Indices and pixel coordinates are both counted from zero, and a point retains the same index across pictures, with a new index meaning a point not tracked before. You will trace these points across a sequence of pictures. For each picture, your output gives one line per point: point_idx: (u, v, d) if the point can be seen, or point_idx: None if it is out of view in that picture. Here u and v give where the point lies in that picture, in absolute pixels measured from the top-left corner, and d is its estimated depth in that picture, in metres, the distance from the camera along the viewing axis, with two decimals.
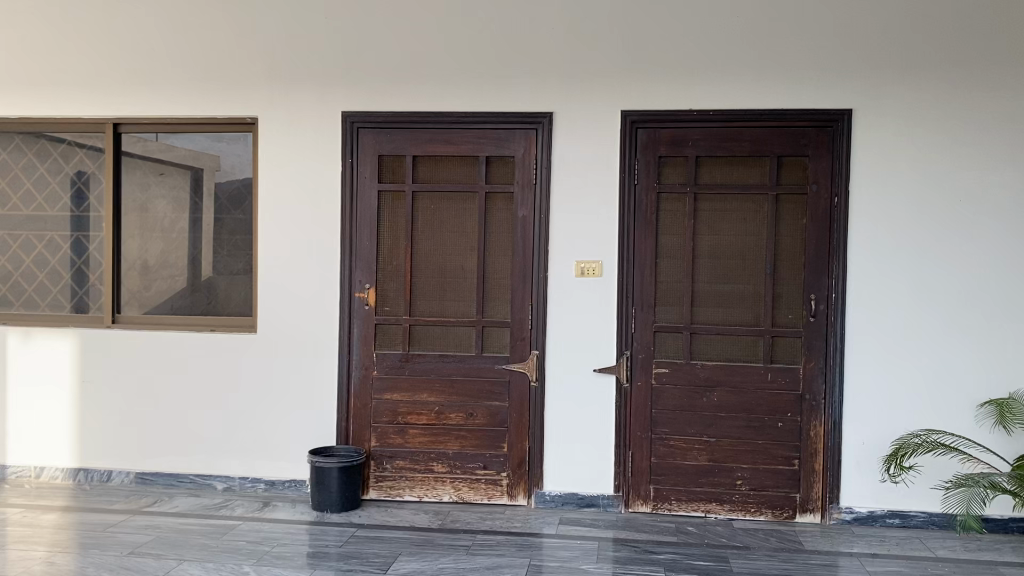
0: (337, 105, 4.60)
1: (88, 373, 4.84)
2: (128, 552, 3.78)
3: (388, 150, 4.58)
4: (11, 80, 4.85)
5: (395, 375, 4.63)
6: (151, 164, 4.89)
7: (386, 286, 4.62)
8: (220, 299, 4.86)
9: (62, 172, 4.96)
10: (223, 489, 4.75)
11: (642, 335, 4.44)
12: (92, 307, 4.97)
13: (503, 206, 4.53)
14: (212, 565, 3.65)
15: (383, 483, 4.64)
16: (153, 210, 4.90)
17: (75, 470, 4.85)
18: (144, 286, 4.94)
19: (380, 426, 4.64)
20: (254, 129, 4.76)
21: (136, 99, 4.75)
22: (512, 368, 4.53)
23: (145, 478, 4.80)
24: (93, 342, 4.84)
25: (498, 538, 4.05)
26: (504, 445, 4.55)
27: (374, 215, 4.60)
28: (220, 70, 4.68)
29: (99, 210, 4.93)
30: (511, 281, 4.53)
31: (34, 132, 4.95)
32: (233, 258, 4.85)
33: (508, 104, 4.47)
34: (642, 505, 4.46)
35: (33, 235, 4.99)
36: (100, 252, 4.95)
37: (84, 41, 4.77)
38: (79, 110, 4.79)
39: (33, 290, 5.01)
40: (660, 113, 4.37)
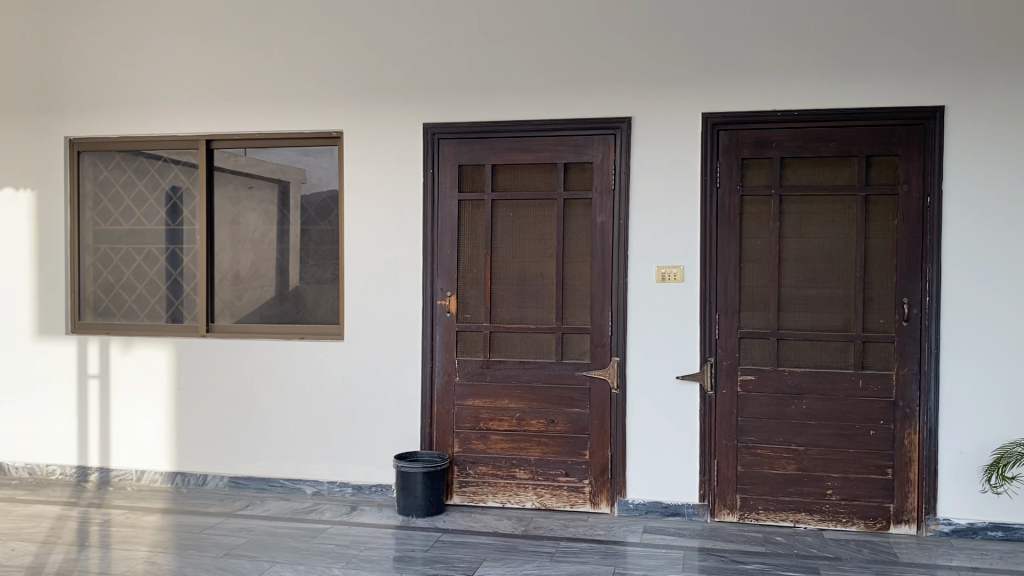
0: (418, 117, 4.68)
1: (184, 380, 5.04)
2: (224, 554, 3.92)
3: (468, 159, 4.63)
4: (113, 101, 5.10)
5: (476, 381, 4.67)
6: (241, 178, 5.07)
7: (466, 293, 4.67)
8: (308, 308, 4.99)
9: (159, 188, 5.19)
10: (311, 493, 4.87)
11: (727, 341, 4.37)
12: (187, 317, 5.17)
13: (582, 213, 4.52)
14: (303, 567, 3.75)
15: (466, 489, 4.68)
16: (244, 223, 5.08)
17: (173, 474, 5.06)
18: (236, 296, 5.11)
19: (462, 432, 4.69)
20: (339, 142, 4.88)
21: (227, 116, 4.94)
22: (593, 375, 4.51)
23: (238, 482, 4.98)
24: (189, 351, 5.04)
25: (582, 546, 4.03)
26: (586, 452, 4.53)
27: (455, 224, 4.65)
28: (305, 86, 4.83)
29: (193, 224, 5.14)
30: (591, 288, 4.51)
31: (133, 150, 5.19)
32: (319, 268, 4.98)
33: (586, 110, 4.46)
34: (728, 514, 4.37)
35: (132, 248, 5.23)
36: (194, 263, 5.15)
37: (178, 62, 4.99)
38: (175, 128, 5.01)
39: (133, 301, 5.25)
40: (742, 115, 4.29)
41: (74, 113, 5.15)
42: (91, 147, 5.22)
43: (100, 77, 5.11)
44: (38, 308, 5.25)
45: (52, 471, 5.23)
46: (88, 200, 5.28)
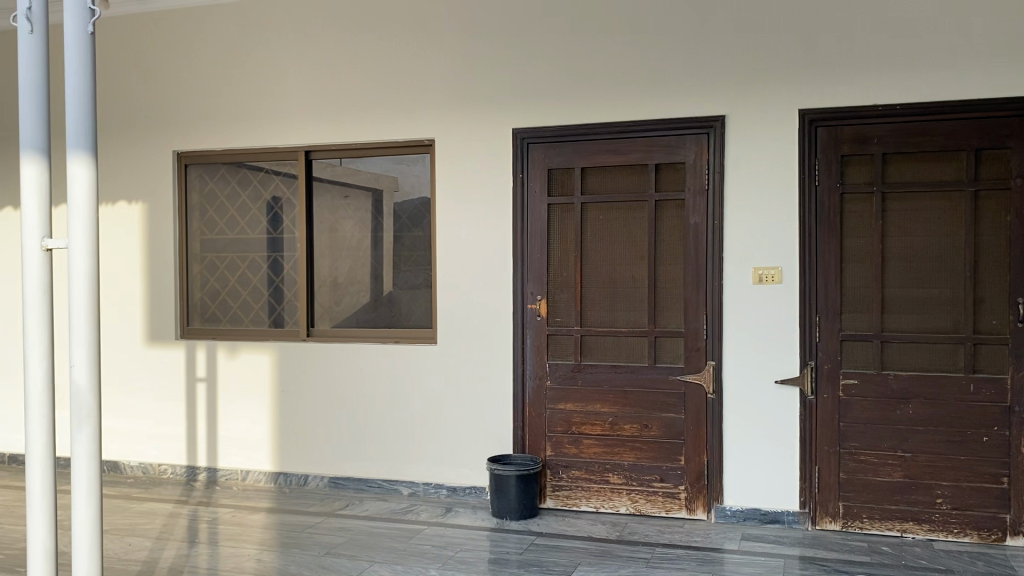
0: (508, 122, 4.71)
1: (285, 383, 5.22)
2: (325, 552, 4.03)
3: (558, 163, 4.63)
4: (218, 116, 5.33)
5: (568, 385, 4.66)
6: (337, 187, 5.21)
7: (557, 296, 4.67)
8: (402, 312, 5.09)
9: (261, 198, 5.39)
10: (408, 494, 4.96)
11: (827, 343, 4.22)
12: (288, 322, 5.35)
13: (675, 214, 4.45)
14: (401, 567, 3.82)
15: (560, 492, 4.68)
16: (341, 231, 5.22)
17: (276, 474, 5.24)
18: (334, 301, 5.26)
19: (555, 436, 4.69)
20: (431, 150, 4.97)
21: (325, 127, 5.09)
22: (688, 380, 4.44)
23: (338, 483, 5.11)
24: (290, 355, 5.22)
25: (678, 552, 3.97)
26: (681, 458, 4.46)
27: (546, 227, 4.66)
28: (398, 96, 4.93)
29: (294, 232, 5.31)
30: (684, 291, 4.44)
31: (237, 162, 5.41)
32: (413, 273, 5.07)
33: (678, 111, 4.40)
34: (831, 523, 4.23)
35: (237, 256, 5.45)
36: (295, 270, 5.32)
37: (278, 77, 5.18)
38: (276, 140, 5.20)
39: (239, 307, 5.46)
40: (841, 111, 4.14)
41: (182, 129, 5.41)
42: (199, 160, 5.46)
43: (206, 94, 5.35)
44: (150, 315, 5.52)
45: (165, 470, 5.50)
46: (196, 211, 5.53)
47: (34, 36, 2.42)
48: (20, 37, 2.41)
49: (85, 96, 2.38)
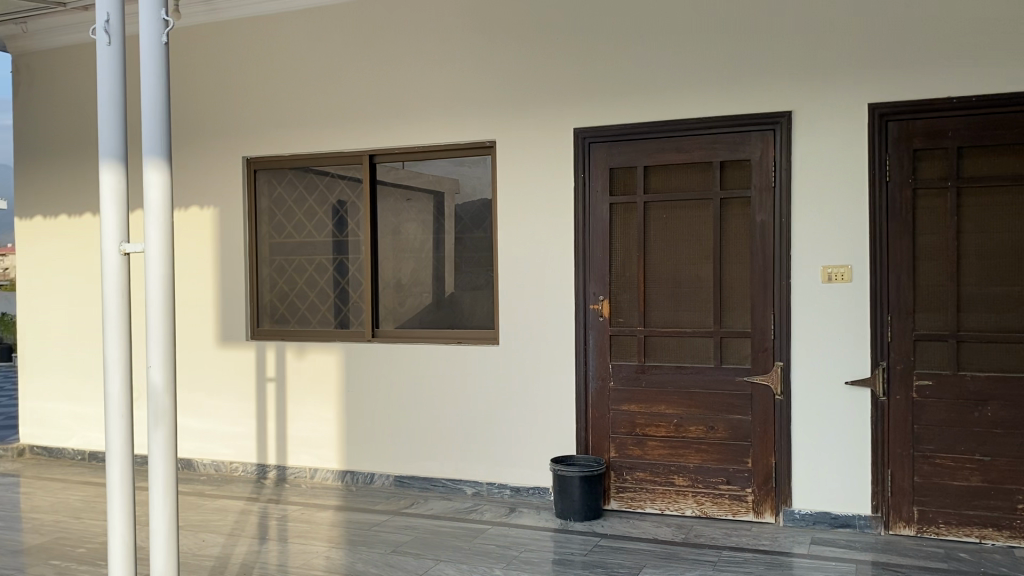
0: (570, 122, 4.70)
1: (352, 384, 5.31)
2: (391, 550, 4.08)
3: (620, 162, 4.61)
4: (285, 122, 5.44)
5: (632, 386, 4.63)
6: (400, 190, 5.27)
7: (620, 297, 4.64)
8: (465, 313, 5.12)
9: (327, 202, 5.49)
10: (472, 494, 4.99)
11: (899, 344, 4.11)
12: (354, 323, 5.43)
13: (740, 213, 4.39)
14: (466, 567, 3.84)
15: (624, 494, 4.65)
16: (404, 233, 5.28)
17: (343, 473, 5.33)
18: (398, 303, 5.31)
19: (618, 437, 4.67)
20: (493, 151, 4.99)
21: (389, 130, 5.16)
22: (755, 381, 4.37)
23: (403, 482, 5.17)
24: (357, 356, 5.30)
25: (745, 556, 3.91)
26: (748, 460, 4.39)
27: (608, 227, 4.64)
28: (461, 98, 4.96)
29: (358, 235, 5.39)
30: (751, 291, 4.37)
31: (304, 167, 5.52)
32: (476, 274, 5.10)
33: (742, 107, 4.34)
34: (904, 528, 4.11)
35: (304, 259, 5.56)
36: (360, 272, 5.41)
37: (343, 82, 5.27)
38: (341, 144, 5.29)
39: (306, 309, 5.57)
40: (913, 104, 4.03)
41: (251, 135, 5.54)
42: (267, 165, 5.59)
43: (273, 101, 5.47)
44: (222, 317, 5.67)
45: (236, 468, 5.64)
46: (265, 215, 5.66)
47: (112, 47, 2.51)
48: (98, 49, 2.50)
49: (160, 105, 2.46)
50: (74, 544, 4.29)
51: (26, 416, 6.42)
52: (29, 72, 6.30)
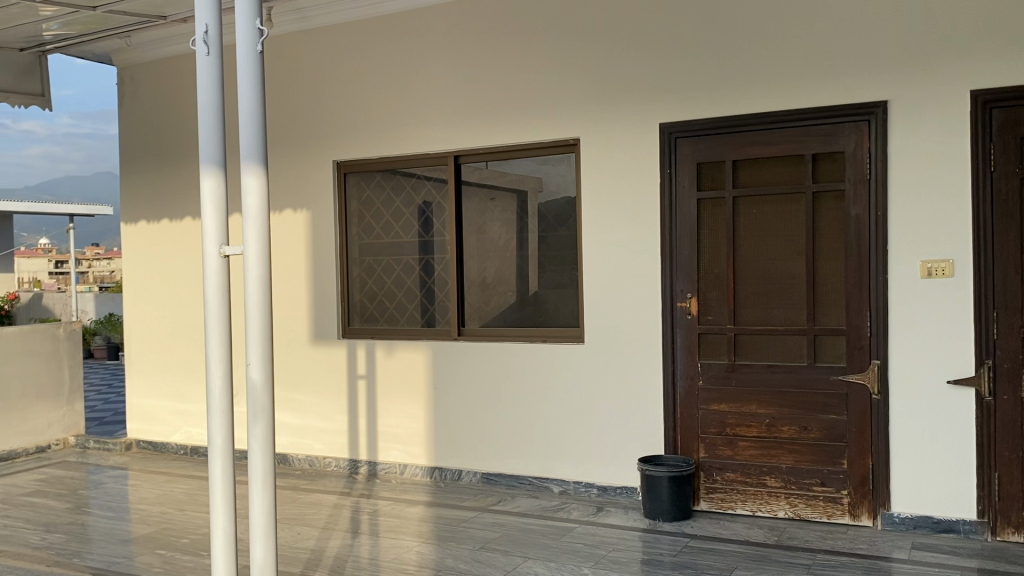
0: (655, 118, 4.65)
1: (440, 381, 5.39)
2: (480, 547, 4.12)
3: (707, 157, 4.54)
4: (373, 125, 5.56)
5: (721, 385, 4.55)
6: (485, 190, 5.31)
7: (708, 294, 4.57)
8: (550, 312, 5.13)
9: (413, 203, 5.58)
10: (559, 492, 4.99)
11: (1006, 340, 3.92)
12: (440, 321, 5.49)
13: (833, 206, 4.27)
14: (555, 565, 3.85)
15: (714, 495, 4.58)
16: (489, 232, 5.31)
17: (432, 469, 5.41)
18: (484, 301, 5.35)
19: (708, 437, 4.60)
20: (577, 149, 4.98)
21: (473, 131, 5.20)
22: (851, 380, 4.23)
23: (490, 479, 5.21)
24: (444, 354, 5.37)
25: (842, 560, 3.80)
26: (844, 461, 4.27)
27: (696, 223, 4.57)
28: (544, 97, 4.97)
29: (444, 235, 5.46)
30: (846, 287, 4.24)
31: (391, 169, 5.62)
32: (560, 272, 5.10)
33: (834, 97, 4.21)
34: (1013, 534, 3.92)
35: (392, 259, 5.66)
36: (446, 271, 5.47)
37: (428, 85, 5.34)
38: (427, 146, 5.37)
39: (394, 308, 5.67)
40: (1019, 89, 3.84)
41: (340, 139, 5.68)
42: (355, 168, 5.72)
43: (362, 105, 5.59)
44: (315, 316, 5.84)
45: (329, 463, 5.78)
46: (354, 217, 5.79)
47: (210, 56, 2.59)
48: (198, 58, 2.59)
49: (256, 112, 2.54)
50: (179, 535, 4.47)
51: (133, 412, 6.73)
52: (133, 83, 6.60)
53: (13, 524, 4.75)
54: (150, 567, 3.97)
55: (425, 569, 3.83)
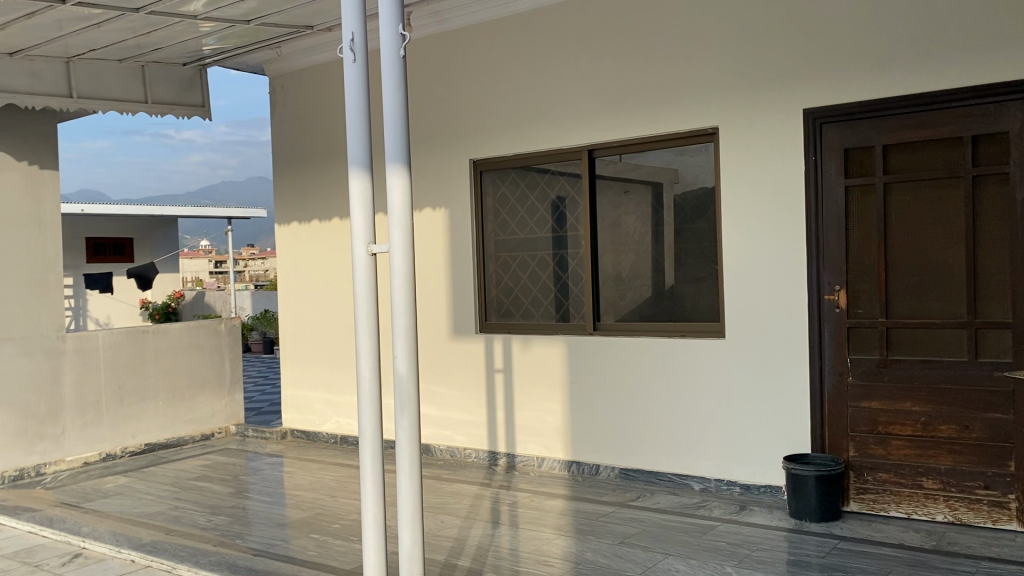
0: (796, 105, 4.50)
1: (576, 375, 5.42)
2: (619, 542, 4.11)
3: (855, 142, 4.35)
4: (509, 123, 5.64)
5: (873, 381, 4.35)
6: (618, 182, 5.29)
7: (858, 287, 4.37)
8: (688, 306, 5.06)
9: (548, 198, 5.62)
10: (699, 490, 4.91)
11: None
12: (576, 316, 5.52)
13: (996, 191, 3.99)
14: (696, 563, 3.79)
15: (865, 496, 4.38)
16: (624, 226, 5.28)
17: (570, 463, 5.45)
18: (620, 296, 5.33)
19: (858, 436, 4.40)
20: (715, 138, 4.87)
21: (607, 124, 5.19)
22: (1017, 377, 3.95)
23: (628, 474, 5.19)
24: (581, 349, 5.39)
25: (1009, 568, 3.55)
26: (1011, 464, 3.98)
27: (843, 213, 4.39)
28: (679, 87, 4.90)
29: (579, 230, 5.46)
30: (1012, 277, 3.96)
31: (525, 165, 5.69)
32: (698, 266, 5.02)
33: (995, 73, 3.91)
34: None
35: (527, 254, 5.73)
36: (580, 266, 5.48)
37: (562, 80, 5.37)
38: (561, 141, 5.39)
39: (530, 303, 5.74)
40: None
41: (476, 138, 5.80)
42: (491, 165, 5.82)
43: (498, 103, 5.68)
44: (454, 312, 6.01)
45: (469, 455, 5.93)
46: (490, 213, 5.89)
47: (357, 63, 2.71)
48: (345, 66, 2.72)
49: (399, 114, 2.64)
50: (331, 520, 4.69)
51: (288, 402, 7.12)
52: (284, 92, 6.97)
53: (183, 505, 5.11)
54: (305, 550, 4.18)
55: (566, 562, 3.85)
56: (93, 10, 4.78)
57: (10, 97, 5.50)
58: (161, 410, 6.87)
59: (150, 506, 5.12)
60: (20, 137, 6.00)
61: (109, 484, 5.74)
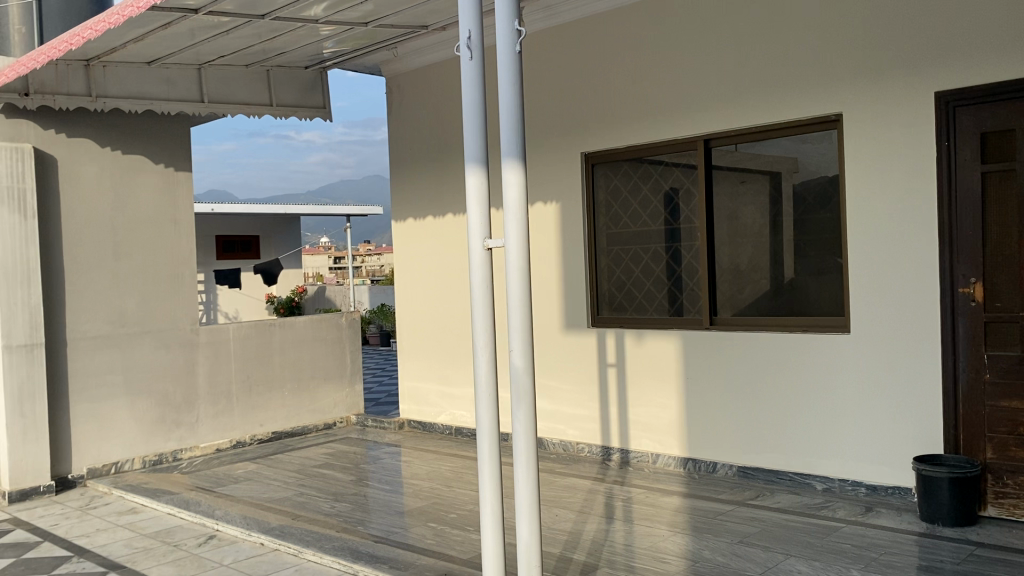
0: (925, 87, 4.28)
1: (692, 370, 5.33)
2: (738, 541, 4.02)
3: (992, 126, 4.09)
4: (623, 115, 5.59)
5: (1012, 379, 4.07)
6: (734, 172, 5.18)
7: (996, 279, 4.11)
8: (809, 300, 4.89)
9: (661, 190, 5.55)
10: (822, 490, 4.74)
11: None
12: (691, 311, 5.43)
13: None
14: (820, 564, 3.67)
15: (1004, 500, 4.11)
16: (742, 217, 5.17)
17: (685, 459, 5.37)
18: (738, 289, 5.21)
19: (996, 436, 4.13)
20: (839, 125, 4.69)
21: (721, 114, 5.08)
22: None
23: (747, 472, 5.07)
24: (697, 343, 5.30)
25: None
26: None
27: (979, 201, 4.14)
28: (798, 73, 4.75)
29: (694, 222, 5.38)
30: None
31: (638, 158, 5.64)
32: (819, 258, 4.85)
33: None
34: None
35: (641, 247, 5.68)
36: (696, 259, 5.40)
37: (674, 70, 5.29)
38: (675, 132, 5.31)
39: (643, 297, 5.68)
40: None
41: (588, 131, 5.78)
42: (603, 159, 5.79)
43: (612, 96, 5.64)
44: (566, 306, 6.02)
45: (582, 449, 5.92)
46: (602, 207, 5.87)
47: (473, 61, 2.75)
48: (462, 63, 2.76)
49: (515, 110, 2.66)
50: (447, 509, 4.78)
51: (405, 394, 7.30)
52: (400, 92, 7.15)
53: (308, 492, 5.32)
54: (423, 538, 4.28)
55: (683, 559, 3.80)
56: (223, 18, 5.00)
57: (148, 104, 5.87)
58: (287, 400, 7.17)
59: (277, 492, 5.36)
60: (157, 141, 6.36)
61: (239, 470, 6.03)
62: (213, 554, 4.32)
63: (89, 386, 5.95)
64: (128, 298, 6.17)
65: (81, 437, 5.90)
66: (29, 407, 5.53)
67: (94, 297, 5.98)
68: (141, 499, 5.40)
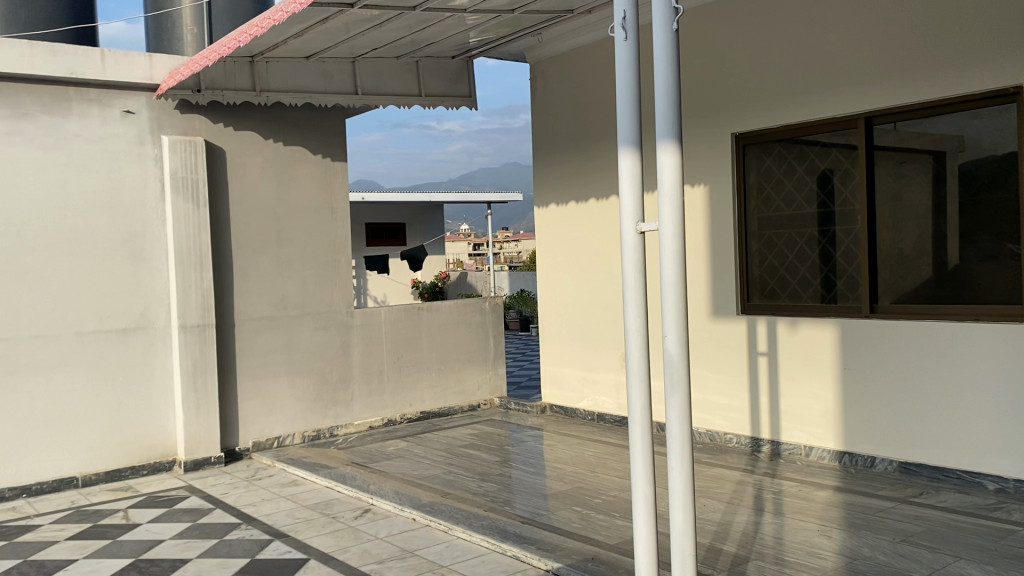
0: None
1: (849, 360, 5.10)
2: (900, 539, 3.82)
3: None
4: (777, 94, 5.39)
5: None
6: (897, 152, 4.90)
7: None
8: (981, 287, 4.57)
9: (817, 170, 5.33)
10: (994, 490, 4.44)
11: None
12: (849, 298, 5.19)
13: None
14: (993, 569, 3.44)
15: None
16: (905, 199, 4.87)
17: (841, 453, 5.15)
18: (900, 276, 4.92)
19: None
20: (1019, 98, 4.33)
21: (883, 89, 4.82)
22: None
23: (909, 468, 4.82)
24: (855, 331, 5.06)
25: None
26: None
27: None
28: (970, 44, 4.43)
29: (853, 204, 5.13)
30: None
31: (793, 138, 5.44)
32: (993, 241, 4.53)
33: None
34: None
35: (795, 231, 5.48)
36: (855, 243, 5.14)
37: (831, 45, 5.07)
38: (832, 110, 5.09)
39: (797, 283, 5.48)
40: None
41: (738, 112, 5.63)
42: (755, 139, 5.63)
43: (766, 75, 5.45)
44: (714, 291, 5.89)
45: (729, 439, 5.80)
46: (752, 189, 5.70)
47: (628, 42, 2.71)
48: (616, 44, 2.73)
49: (671, 89, 2.60)
50: (593, 494, 4.79)
51: (548, 379, 7.36)
52: (544, 77, 7.17)
53: (455, 471, 5.46)
54: (569, 521, 4.31)
55: (841, 556, 3.65)
56: (374, 11, 5.15)
57: (308, 97, 6.16)
58: (434, 382, 7.37)
59: (426, 470, 5.53)
60: (315, 132, 6.66)
61: (390, 447, 6.25)
62: (369, 528, 4.50)
63: (254, 364, 6.31)
64: (289, 282, 6.50)
65: (247, 413, 6.29)
66: (201, 383, 5.94)
67: (259, 281, 6.34)
68: (301, 472, 5.70)
